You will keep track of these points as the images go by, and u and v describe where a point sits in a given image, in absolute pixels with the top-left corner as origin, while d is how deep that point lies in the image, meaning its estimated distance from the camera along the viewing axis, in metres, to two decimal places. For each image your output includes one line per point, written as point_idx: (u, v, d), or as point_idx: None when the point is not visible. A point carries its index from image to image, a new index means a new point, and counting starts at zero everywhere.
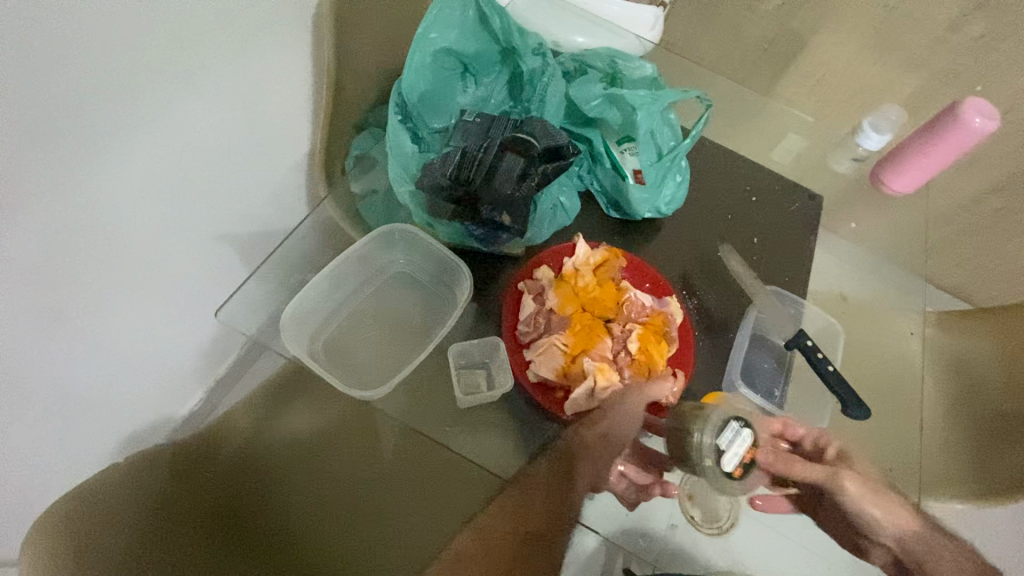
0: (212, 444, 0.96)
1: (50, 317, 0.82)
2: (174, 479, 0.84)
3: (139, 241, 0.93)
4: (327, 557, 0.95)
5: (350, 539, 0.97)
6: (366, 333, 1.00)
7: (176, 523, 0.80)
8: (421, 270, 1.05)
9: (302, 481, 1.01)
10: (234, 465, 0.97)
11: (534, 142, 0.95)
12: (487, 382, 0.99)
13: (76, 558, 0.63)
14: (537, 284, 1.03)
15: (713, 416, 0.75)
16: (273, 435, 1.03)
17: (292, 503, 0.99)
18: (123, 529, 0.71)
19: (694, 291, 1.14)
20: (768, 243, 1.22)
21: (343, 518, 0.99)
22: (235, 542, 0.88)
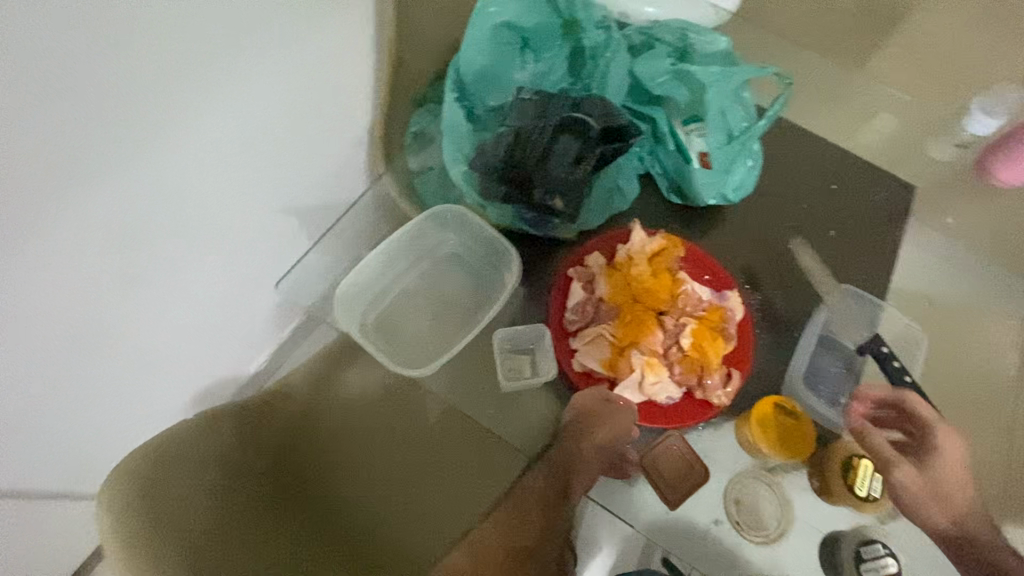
0: (271, 407, 0.94)
1: (121, 287, 0.87)
2: (237, 435, 0.86)
3: (207, 215, 0.96)
4: (371, 521, 0.90)
5: (396, 516, 0.91)
6: (415, 312, 1.02)
7: (234, 478, 0.81)
8: (471, 251, 1.03)
9: (354, 455, 0.97)
10: (293, 421, 0.96)
11: (592, 122, 0.94)
12: (532, 368, 1.01)
13: (145, 516, 0.65)
14: (587, 271, 1.01)
15: (857, 531, 0.87)
16: (332, 406, 1.00)
17: (342, 464, 0.96)
18: (191, 487, 0.73)
19: (757, 286, 1.07)
20: (844, 237, 1.13)
21: (392, 482, 0.95)
22: (286, 497, 0.86)
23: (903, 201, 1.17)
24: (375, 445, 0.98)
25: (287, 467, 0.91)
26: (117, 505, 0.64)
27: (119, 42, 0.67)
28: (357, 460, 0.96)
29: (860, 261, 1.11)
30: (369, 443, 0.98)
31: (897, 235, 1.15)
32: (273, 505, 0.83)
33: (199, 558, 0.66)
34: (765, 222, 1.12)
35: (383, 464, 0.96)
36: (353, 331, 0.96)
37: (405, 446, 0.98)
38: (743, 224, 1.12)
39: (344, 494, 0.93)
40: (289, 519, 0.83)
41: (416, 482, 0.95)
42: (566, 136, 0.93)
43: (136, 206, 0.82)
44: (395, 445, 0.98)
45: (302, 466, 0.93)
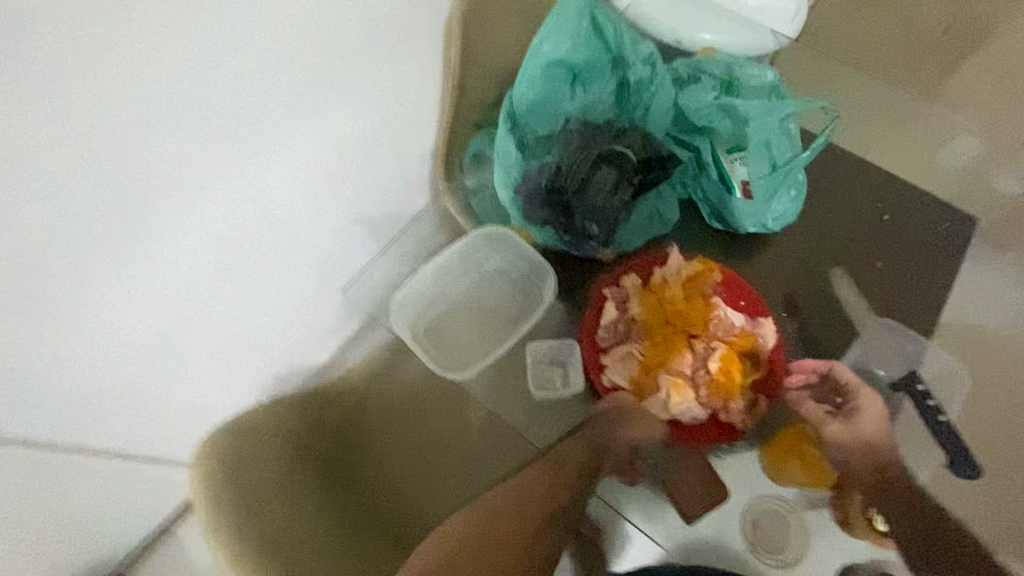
0: (328, 409, 1.06)
1: (207, 287, 1.00)
2: (305, 415, 1.00)
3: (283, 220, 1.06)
4: (409, 505, 1.06)
5: (429, 503, 1.08)
6: (460, 321, 1.12)
7: (304, 452, 0.95)
8: (514, 268, 1.12)
9: (394, 460, 1.10)
10: (355, 403, 1.11)
11: (630, 155, 1.02)
12: (563, 381, 1.07)
13: (231, 488, 0.77)
14: (621, 292, 1.06)
15: (874, 565, 0.89)
16: (374, 414, 1.13)
17: (392, 447, 1.11)
18: (269, 460, 0.86)
19: (795, 314, 1.08)
20: (894, 270, 1.10)
21: (430, 472, 1.11)
22: (345, 471, 1.01)
23: (962, 235, 1.13)
24: (422, 434, 1.14)
25: (347, 445, 1.06)
26: (216, 479, 0.77)
27: (199, 77, 0.79)
28: (404, 447, 1.12)
29: (909, 293, 1.09)
30: (417, 431, 1.14)
31: (953, 268, 1.11)
32: (333, 498, 0.94)
33: (275, 534, 0.77)
34: (806, 251, 1.13)
35: (426, 453, 1.12)
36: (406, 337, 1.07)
37: (438, 458, 1.12)
38: (785, 252, 1.13)
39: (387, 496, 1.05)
40: (346, 494, 0.98)
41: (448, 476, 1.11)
42: (606, 166, 1.01)
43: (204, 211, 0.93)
44: (430, 449, 1.12)
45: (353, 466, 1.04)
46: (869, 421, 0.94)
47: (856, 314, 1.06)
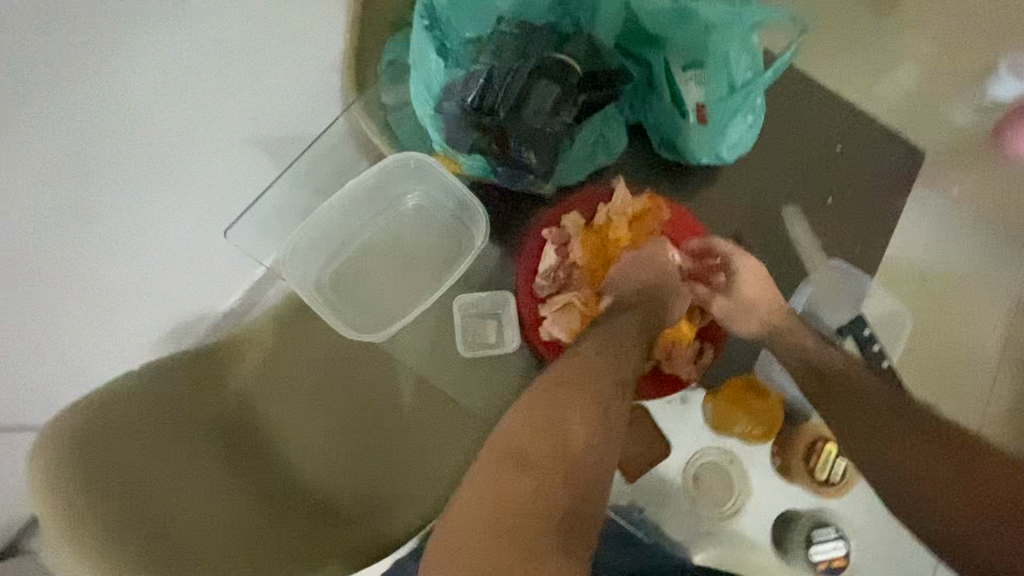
0: (221, 364, 0.89)
1: (77, 254, 0.80)
2: (189, 389, 0.84)
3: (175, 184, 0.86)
4: (329, 486, 0.89)
5: (356, 482, 0.90)
6: (376, 269, 0.94)
7: (186, 433, 0.81)
8: (437, 205, 0.94)
9: (312, 413, 0.93)
10: (261, 369, 0.92)
11: (572, 67, 0.83)
12: (495, 334, 0.98)
13: (74, 482, 0.65)
14: (562, 234, 0.93)
15: (811, 511, 0.88)
16: (283, 367, 0.93)
17: (305, 419, 0.92)
18: (131, 448, 0.73)
19: (744, 255, 1.01)
20: (845, 206, 1.04)
21: (354, 447, 0.92)
22: (240, 456, 0.86)
23: (909, 168, 1.09)
24: (344, 401, 0.94)
25: (248, 424, 0.89)
26: (50, 476, 0.65)
27: None
28: (322, 417, 0.92)
29: (857, 231, 1.04)
30: (338, 398, 0.94)
31: (901, 203, 1.06)
32: (222, 468, 0.82)
33: (136, 530, 0.68)
34: (760, 185, 1.03)
35: (350, 425, 0.93)
36: (307, 290, 0.88)
37: (366, 409, 0.93)
38: (739, 188, 1.03)
39: (300, 454, 0.91)
40: (241, 481, 0.83)
41: (379, 450, 0.92)
42: (542, 82, 0.82)
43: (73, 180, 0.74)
44: (354, 419, 0.93)
45: (255, 426, 0.89)
46: (748, 289, 0.87)
47: (807, 254, 0.99)
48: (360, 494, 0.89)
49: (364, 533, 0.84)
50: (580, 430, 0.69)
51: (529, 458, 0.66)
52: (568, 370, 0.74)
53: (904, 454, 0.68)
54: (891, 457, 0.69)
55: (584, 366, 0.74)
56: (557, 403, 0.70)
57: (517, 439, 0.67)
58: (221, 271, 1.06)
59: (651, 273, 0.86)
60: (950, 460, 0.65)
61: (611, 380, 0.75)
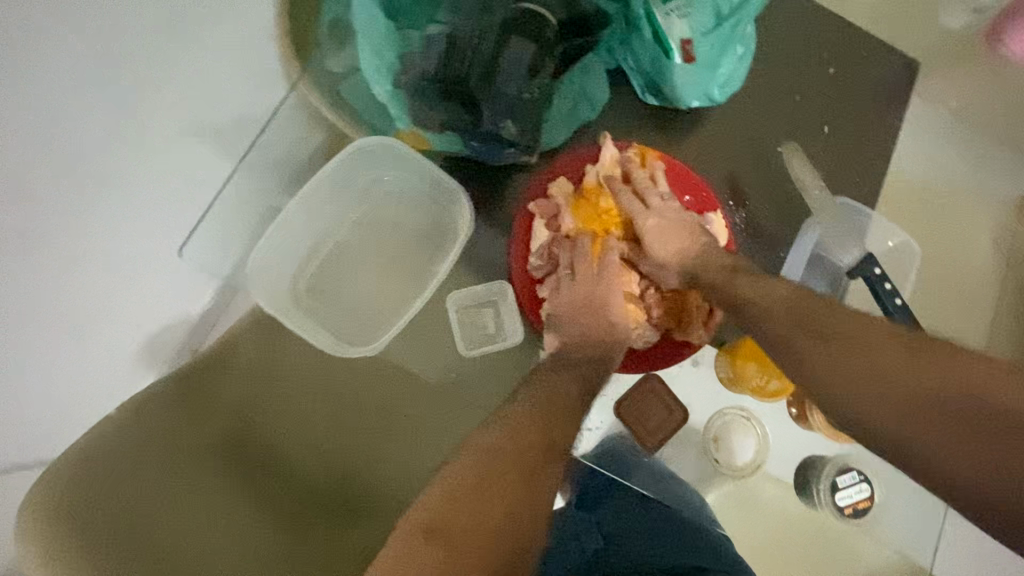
0: (209, 372, 0.83)
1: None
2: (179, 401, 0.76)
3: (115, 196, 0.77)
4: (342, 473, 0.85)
5: (368, 466, 0.86)
6: (355, 270, 0.85)
7: (187, 447, 0.74)
8: (413, 189, 0.85)
9: (308, 414, 0.87)
10: (253, 365, 0.87)
11: (548, 16, 0.72)
12: (494, 323, 0.93)
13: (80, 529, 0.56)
14: (551, 204, 0.86)
15: (834, 459, 0.87)
16: (271, 372, 0.87)
17: (304, 409, 0.88)
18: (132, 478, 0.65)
19: (742, 201, 0.95)
20: (843, 133, 0.98)
21: (358, 431, 0.87)
22: (247, 460, 0.79)
23: (905, 80, 1.01)
24: (340, 389, 0.89)
25: (246, 424, 0.83)
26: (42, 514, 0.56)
27: None
28: (320, 406, 0.88)
29: (856, 159, 0.98)
30: (334, 386, 0.89)
31: (898, 123, 1.00)
32: (224, 478, 0.74)
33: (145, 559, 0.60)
34: (752, 123, 0.96)
35: (351, 411, 0.88)
36: (281, 305, 0.79)
37: (364, 401, 0.89)
38: (731, 129, 0.96)
39: (301, 454, 0.84)
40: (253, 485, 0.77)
41: (384, 430, 0.88)
42: (515, 39, 0.70)
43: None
44: (355, 404, 0.89)
45: (249, 431, 0.82)
46: (661, 236, 0.79)
47: (808, 192, 0.94)
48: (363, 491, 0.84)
49: (370, 532, 0.80)
50: (494, 508, 0.56)
51: (449, 527, 0.54)
52: (489, 452, 0.61)
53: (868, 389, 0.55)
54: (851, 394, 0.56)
55: (505, 443, 0.63)
56: (483, 482, 0.58)
57: (436, 514, 0.55)
58: (186, 288, 0.91)
59: (590, 319, 0.80)
60: (921, 393, 0.52)
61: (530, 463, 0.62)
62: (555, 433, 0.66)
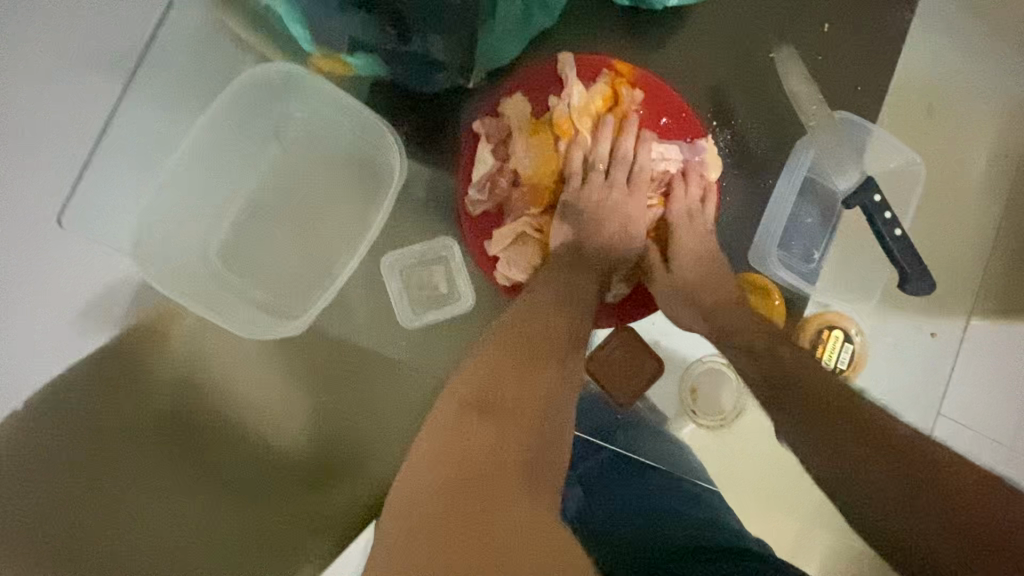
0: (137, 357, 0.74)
1: None
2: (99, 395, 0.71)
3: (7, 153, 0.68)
4: (298, 448, 0.76)
5: (332, 435, 0.77)
6: (277, 225, 0.72)
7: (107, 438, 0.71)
8: (332, 126, 0.71)
9: (270, 383, 0.77)
10: (186, 354, 0.75)
11: None
12: (446, 283, 0.80)
13: None
14: (501, 125, 0.74)
15: None
16: (212, 347, 0.76)
17: (252, 392, 0.76)
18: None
19: (730, 122, 0.82)
20: (847, 32, 0.83)
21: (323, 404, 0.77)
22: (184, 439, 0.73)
23: None
24: (295, 367, 0.78)
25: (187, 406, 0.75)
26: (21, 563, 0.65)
27: None
28: (272, 385, 0.77)
29: (860, 64, 0.83)
30: (288, 364, 0.78)
31: (909, 16, 0.85)
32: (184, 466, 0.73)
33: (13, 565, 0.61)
34: (741, 26, 0.82)
35: (310, 380, 0.78)
36: (186, 279, 0.66)
37: (329, 364, 0.78)
38: (713, 33, 0.81)
39: (267, 415, 0.76)
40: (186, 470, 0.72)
41: (349, 395, 0.78)
42: None
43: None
44: (316, 376, 0.78)
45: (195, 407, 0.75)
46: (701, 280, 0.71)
47: (800, 107, 0.81)
48: (340, 448, 0.77)
49: (343, 498, 0.74)
50: (511, 433, 0.47)
51: (497, 403, 0.49)
52: (501, 357, 0.53)
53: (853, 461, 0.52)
54: (854, 472, 0.52)
55: (498, 352, 0.54)
56: (505, 375, 0.51)
57: (476, 390, 0.50)
58: (81, 265, 0.72)
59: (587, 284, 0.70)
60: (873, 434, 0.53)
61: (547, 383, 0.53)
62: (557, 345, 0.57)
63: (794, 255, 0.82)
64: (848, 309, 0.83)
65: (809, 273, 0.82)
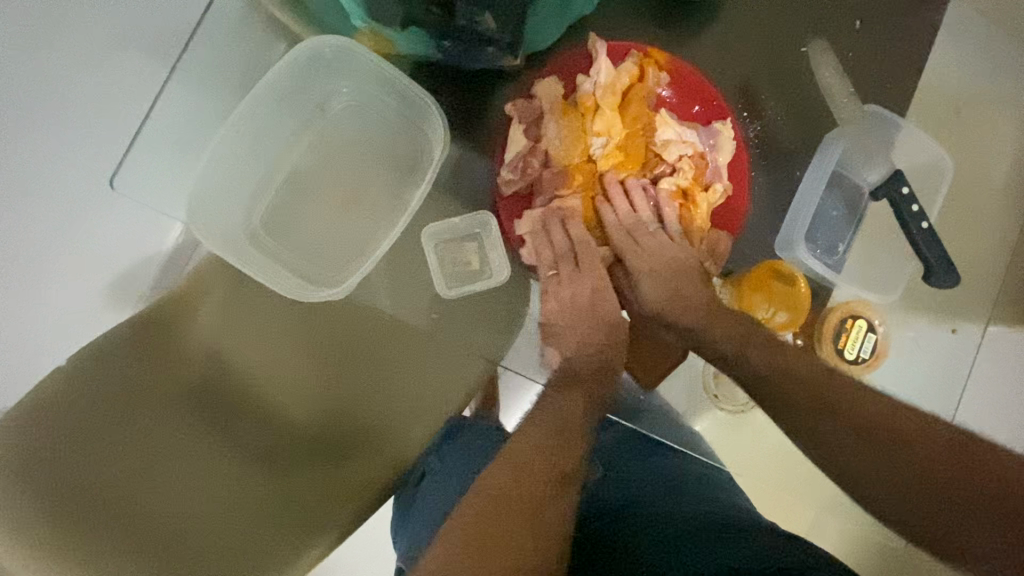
0: (175, 328, 0.76)
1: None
2: (143, 357, 0.71)
3: (72, 117, 0.68)
4: (324, 425, 0.78)
5: (359, 413, 0.79)
6: (318, 196, 0.74)
7: (149, 404, 0.69)
8: (375, 101, 0.73)
9: (289, 360, 0.81)
10: (215, 328, 0.79)
11: None
12: (478, 258, 0.81)
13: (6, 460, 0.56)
14: (533, 106, 0.76)
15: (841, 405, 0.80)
16: (244, 317, 0.81)
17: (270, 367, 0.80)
18: (52, 441, 0.59)
19: (758, 113, 0.84)
20: (876, 28, 0.84)
21: (343, 381, 0.80)
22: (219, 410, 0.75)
23: None
24: (313, 343, 0.81)
25: (219, 380, 0.78)
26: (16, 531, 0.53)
27: None
28: (293, 361, 0.80)
29: (889, 59, 0.84)
30: (308, 340, 0.81)
31: (938, 15, 0.85)
32: (215, 436, 0.73)
33: (90, 511, 0.58)
34: (772, 20, 0.83)
35: (328, 356, 0.81)
36: (231, 244, 0.68)
37: (350, 343, 0.81)
38: (745, 26, 0.83)
39: (290, 393, 0.79)
40: (215, 443, 0.72)
41: (368, 369, 0.80)
42: None
43: (15, 118, 0.63)
44: (339, 351, 0.81)
45: (229, 381, 0.78)
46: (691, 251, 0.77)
47: (832, 98, 0.84)
48: (364, 429, 0.78)
49: (367, 469, 0.75)
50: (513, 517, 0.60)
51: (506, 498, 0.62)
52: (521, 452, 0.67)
53: (906, 480, 0.55)
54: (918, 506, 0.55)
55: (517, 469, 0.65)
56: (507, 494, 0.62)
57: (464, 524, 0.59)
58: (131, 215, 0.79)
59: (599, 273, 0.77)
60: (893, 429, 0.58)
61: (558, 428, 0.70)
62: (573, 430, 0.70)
63: (816, 248, 0.83)
64: (872, 299, 0.82)
65: (833, 264, 0.83)
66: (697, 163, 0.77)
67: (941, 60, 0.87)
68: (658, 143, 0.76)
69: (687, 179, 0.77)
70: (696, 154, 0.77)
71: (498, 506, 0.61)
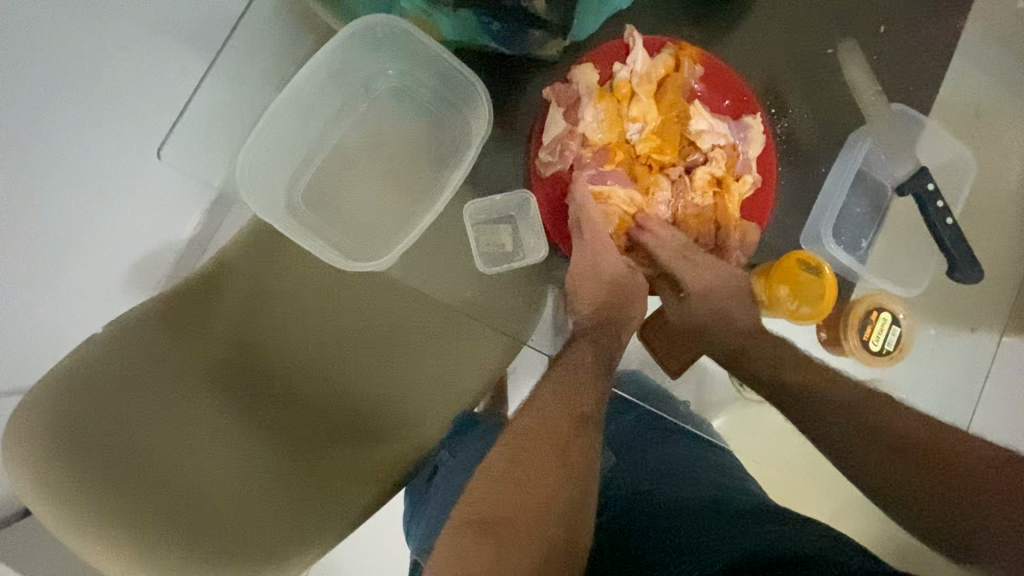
0: (201, 305, 0.75)
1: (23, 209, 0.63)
2: (174, 328, 0.71)
3: (130, 94, 0.70)
4: (348, 410, 0.78)
5: (384, 398, 0.79)
6: (357, 176, 0.76)
7: (176, 380, 0.69)
8: (418, 85, 0.76)
9: (314, 344, 0.80)
10: (243, 307, 0.78)
11: None
12: (513, 240, 0.83)
13: (43, 431, 0.55)
14: (571, 91, 0.78)
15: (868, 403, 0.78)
16: (271, 293, 0.79)
17: (294, 350, 0.79)
18: (88, 411, 0.59)
19: (785, 111, 0.87)
20: (900, 34, 0.87)
21: (369, 366, 0.79)
22: (244, 392, 0.75)
23: None
24: (338, 325, 0.80)
25: (242, 361, 0.77)
26: (58, 498, 0.53)
27: None
28: (318, 344, 0.79)
29: (913, 64, 0.87)
30: (334, 322, 0.80)
31: (962, 22, 0.87)
32: (237, 419, 0.73)
33: (127, 483, 0.58)
34: (801, 23, 0.86)
35: (354, 340, 0.80)
36: (278, 214, 0.70)
37: (377, 326, 0.80)
38: (774, 28, 0.86)
39: (315, 377, 0.79)
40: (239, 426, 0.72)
41: (394, 353, 0.80)
42: None
43: (83, 95, 0.64)
44: (365, 335, 0.80)
45: (254, 365, 0.77)
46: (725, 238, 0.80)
47: (860, 98, 0.87)
48: (388, 415, 0.78)
49: (387, 457, 0.75)
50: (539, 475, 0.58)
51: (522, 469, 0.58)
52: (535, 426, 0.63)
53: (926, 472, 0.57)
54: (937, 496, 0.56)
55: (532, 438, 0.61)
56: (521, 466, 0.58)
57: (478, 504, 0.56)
58: (168, 189, 0.82)
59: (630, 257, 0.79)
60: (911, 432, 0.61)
61: (564, 398, 0.65)
62: (581, 397, 0.66)
63: (840, 242, 0.84)
64: (897, 291, 0.82)
65: (857, 258, 0.84)
66: (729, 153, 0.79)
67: (969, 62, 0.87)
68: (692, 131, 0.79)
69: (721, 167, 0.79)
70: (728, 145, 0.80)
71: (512, 476, 0.57)
